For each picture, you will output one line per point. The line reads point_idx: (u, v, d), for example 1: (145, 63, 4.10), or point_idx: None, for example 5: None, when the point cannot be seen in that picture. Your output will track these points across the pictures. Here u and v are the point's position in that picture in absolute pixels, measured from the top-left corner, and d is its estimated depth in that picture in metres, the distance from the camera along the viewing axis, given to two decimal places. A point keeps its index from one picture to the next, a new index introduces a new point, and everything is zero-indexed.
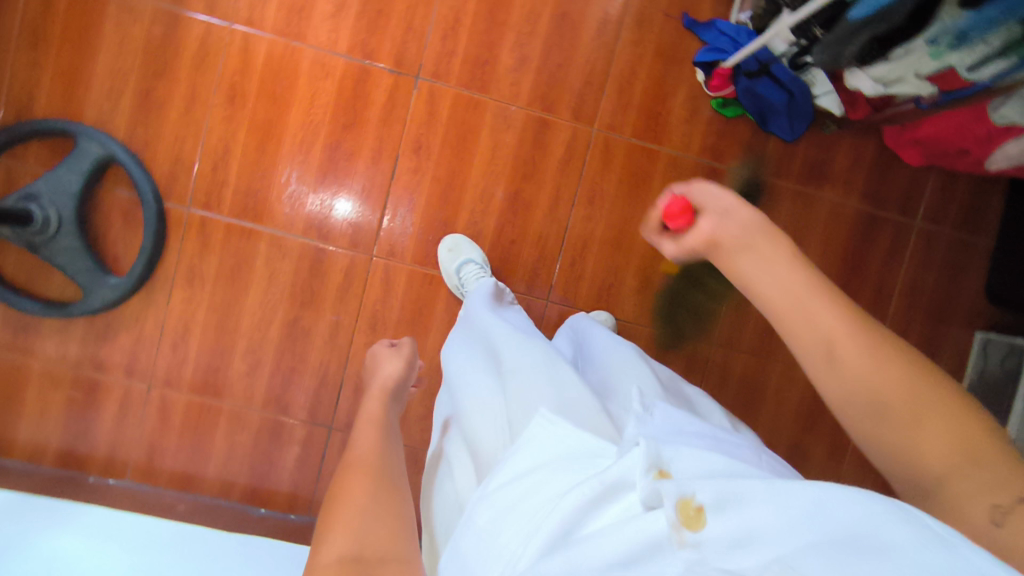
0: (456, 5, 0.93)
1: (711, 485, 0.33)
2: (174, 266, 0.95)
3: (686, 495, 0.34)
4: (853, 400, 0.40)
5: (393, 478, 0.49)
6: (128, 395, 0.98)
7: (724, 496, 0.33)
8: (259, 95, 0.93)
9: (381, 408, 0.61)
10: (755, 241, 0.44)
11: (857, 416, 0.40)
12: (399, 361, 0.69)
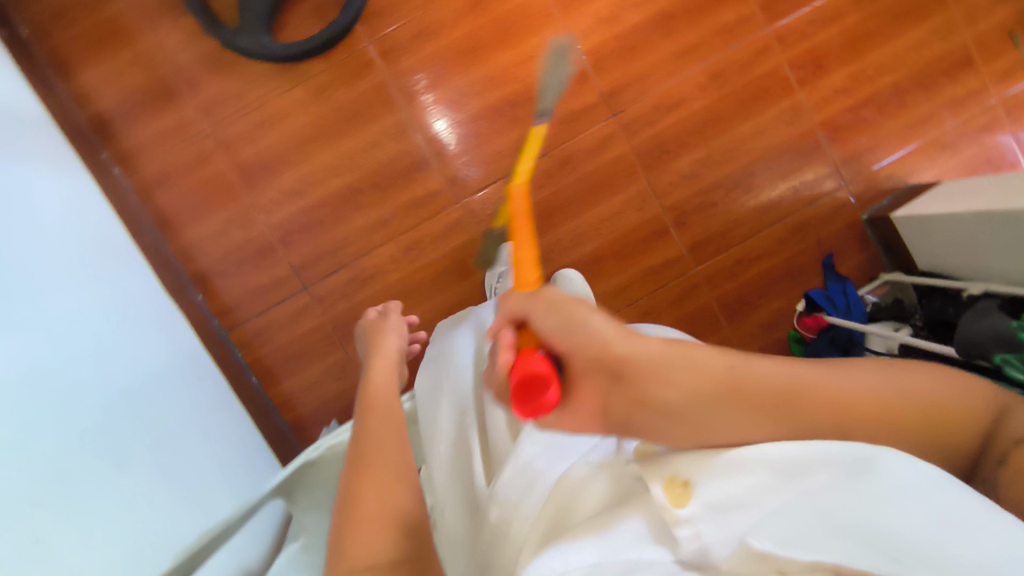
0: (687, 95, 0.98)
1: (693, 465, 0.40)
2: (316, 71, 0.96)
3: (669, 480, 0.40)
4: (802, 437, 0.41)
5: (404, 471, 0.49)
6: (188, 125, 0.96)
7: (701, 474, 0.39)
8: (496, 18, 0.96)
9: (389, 377, 0.60)
10: (608, 379, 0.42)
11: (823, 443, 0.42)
12: (396, 333, 0.70)
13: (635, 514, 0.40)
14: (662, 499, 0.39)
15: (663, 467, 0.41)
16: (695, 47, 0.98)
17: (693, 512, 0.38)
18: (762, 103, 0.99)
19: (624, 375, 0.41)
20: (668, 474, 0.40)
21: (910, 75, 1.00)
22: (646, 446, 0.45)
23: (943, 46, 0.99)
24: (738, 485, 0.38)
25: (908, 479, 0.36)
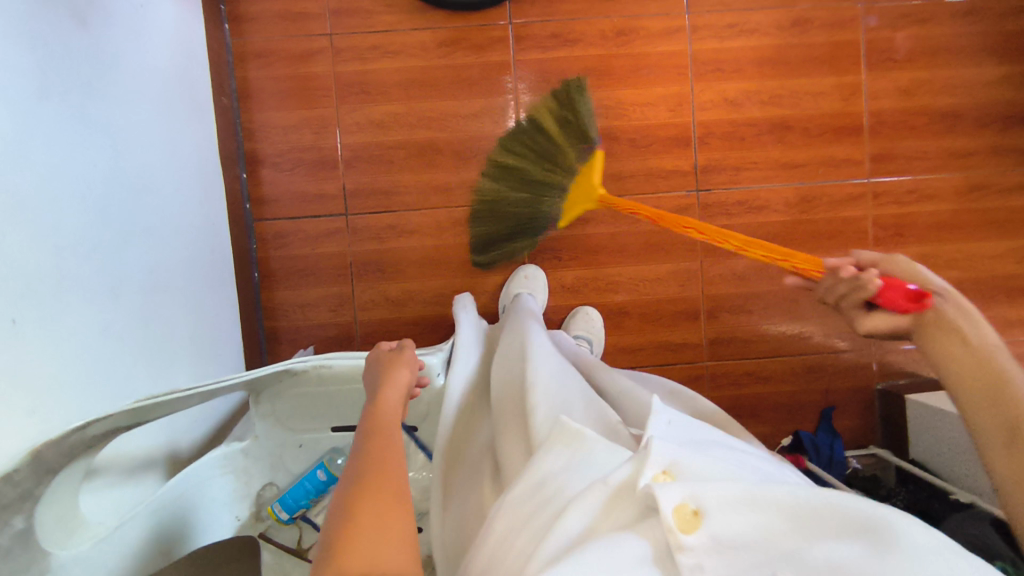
0: (770, 203, 1.00)
1: (709, 494, 0.39)
2: (449, 24, 0.97)
3: (681, 502, 0.39)
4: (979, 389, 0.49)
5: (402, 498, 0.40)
6: (311, 18, 0.97)
7: (714, 505, 0.39)
8: (632, 56, 0.98)
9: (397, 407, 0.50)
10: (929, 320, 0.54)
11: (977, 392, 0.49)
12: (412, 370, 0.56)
13: (638, 535, 0.39)
14: (671, 520, 0.38)
15: (679, 488, 0.40)
16: (796, 165, 1.00)
17: (698, 542, 0.38)
18: (833, 242, 1.01)
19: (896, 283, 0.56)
20: (681, 496, 0.40)
21: (974, 279, 1.02)
22: (664, 474, 0.43)
23: (1014, 267, 1.02)
24: (744, 522, 0.38)
25: (917, 529, 0.36)
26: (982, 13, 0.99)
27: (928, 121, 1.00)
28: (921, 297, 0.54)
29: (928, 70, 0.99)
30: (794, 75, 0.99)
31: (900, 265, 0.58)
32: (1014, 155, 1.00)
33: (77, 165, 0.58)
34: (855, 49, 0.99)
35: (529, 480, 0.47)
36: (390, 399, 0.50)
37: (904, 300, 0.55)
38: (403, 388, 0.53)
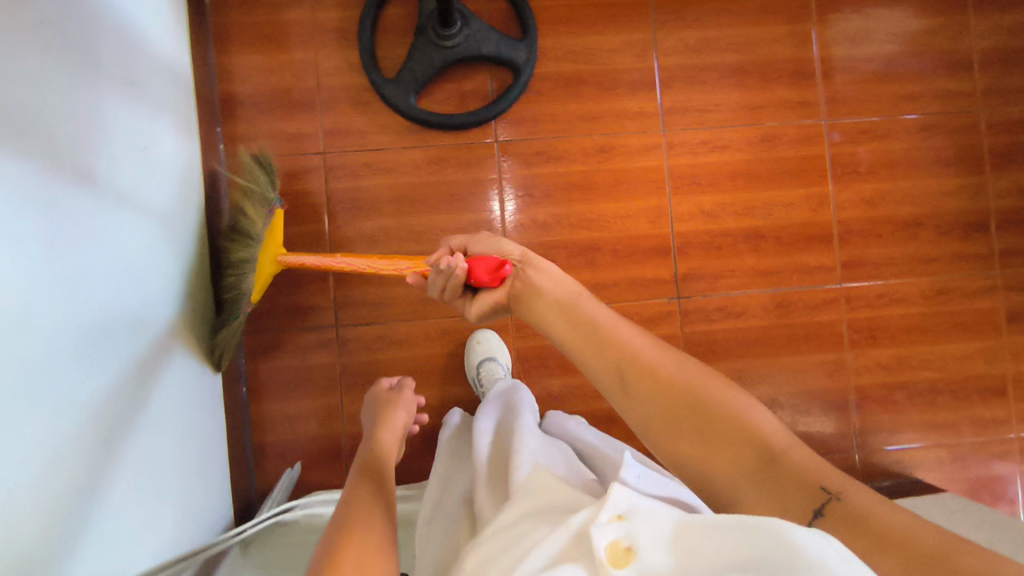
0: (749, 309, 1.04)
1: (640, 533, 0.42)
2: (439, 144, 1.01)
3: (614, 542, 0.42)
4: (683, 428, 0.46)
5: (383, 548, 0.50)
6: (306, 138, 1.01)
7: (645, 543, 0.42)
8: (614, 171, 1.03)
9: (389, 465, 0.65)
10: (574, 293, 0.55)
11: (648, 430, 0.48)
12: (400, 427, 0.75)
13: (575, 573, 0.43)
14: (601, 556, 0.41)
15: (614, 528, 0.43)
16: (772, 272, 1.04)
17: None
18: (810, 345, 1.04)
19: (654, 378, 0.48)
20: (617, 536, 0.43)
21: (946, 378, 1.06)
22: (618, 516, 0.46)
23: (983, 367, 1.06)
24: (665, 556, 0.40)
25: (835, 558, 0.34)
26: (937, 128, 1.06)
27: (893, 228, 1.05)
28: (500, 268, 0.58)
29: (890, 181, 1.05)
30: (766, 188, 1.04)
31: (546, 283, 0.57)
32: (975, 260, 1.06)
33: (79, 318, 0.59)
34: (821, 162, 1.05)
35: (493, 528, 0.57)
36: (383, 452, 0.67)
37: (487, 277, 0.58)
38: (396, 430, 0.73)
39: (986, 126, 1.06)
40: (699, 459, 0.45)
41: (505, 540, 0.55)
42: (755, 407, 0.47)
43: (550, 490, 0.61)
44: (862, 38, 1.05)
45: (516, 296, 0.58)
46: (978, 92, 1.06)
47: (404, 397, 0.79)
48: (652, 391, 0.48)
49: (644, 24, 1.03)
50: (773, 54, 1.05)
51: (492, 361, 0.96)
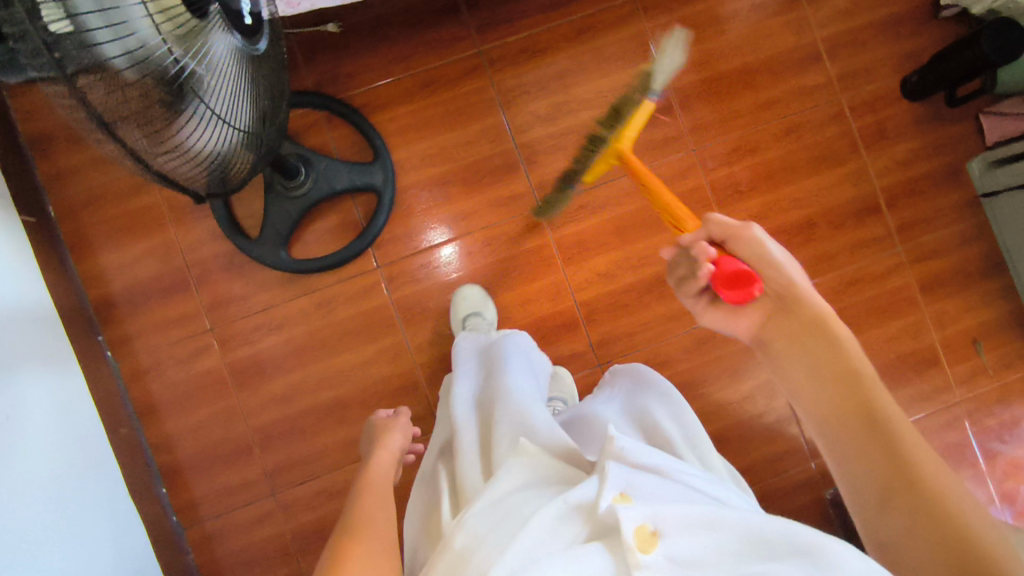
0: (671, 355, 1.03)
1: (662, 519, 0.51)
2: (323, 286, 1.00)
3: (641, 525, 0.51)
4: (850, 460, 0.49)
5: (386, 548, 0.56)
6: (190, 318, 0.98)
7: (666, 528, 0.51)
8: (503, 261, 1.02)
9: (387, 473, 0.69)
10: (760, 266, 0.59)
11: (847, 455, 0.49)
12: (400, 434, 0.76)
13: (606, 554, 0.51)
14: (631, 542, 0.49)
15: (640, 515, 0.51)
16: (684, 313, 1.03)
17: (654, 559, 0.49)
18: (742, 372, 1.04)
19: (806, 321, 0.56)
20: (637, 518, 0.51)
21: (877, 364, 1.06)
22: (622, 494, 0.54)
23: (912, 343, 1.06)
24: (691, 541, 0.50)
25: (837, 556, 0.46)
26: (805, 126, 1.05)
27: (789, 235, 1.05)
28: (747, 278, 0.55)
29: (774, 191, 1.05)
30: (657, 233, 1.03)
31: (747, 242, 0.60)
32: (876, 242, 1.06)
33: None
34: (702, 192, 1.04)
35: (488, 499, 0.57)
36: (382, 459, 0.71)
37: (725, 289, 0.56)
38: (394, 451, 0.73)
39: (852, 109, 1.06)
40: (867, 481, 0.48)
41: (498, 518, 0.55)
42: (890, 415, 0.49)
43: (533, 459, 0.61)
44: (709, 59, 1.04)
45: (771, 335, 0.58)
46: (835, 79, 1.06)
47: (396, 423, 0.77)
48: (829, 393, 0.52)
49: (492, 109, 1.03)
50: (626, 100, 1.04)
51: None
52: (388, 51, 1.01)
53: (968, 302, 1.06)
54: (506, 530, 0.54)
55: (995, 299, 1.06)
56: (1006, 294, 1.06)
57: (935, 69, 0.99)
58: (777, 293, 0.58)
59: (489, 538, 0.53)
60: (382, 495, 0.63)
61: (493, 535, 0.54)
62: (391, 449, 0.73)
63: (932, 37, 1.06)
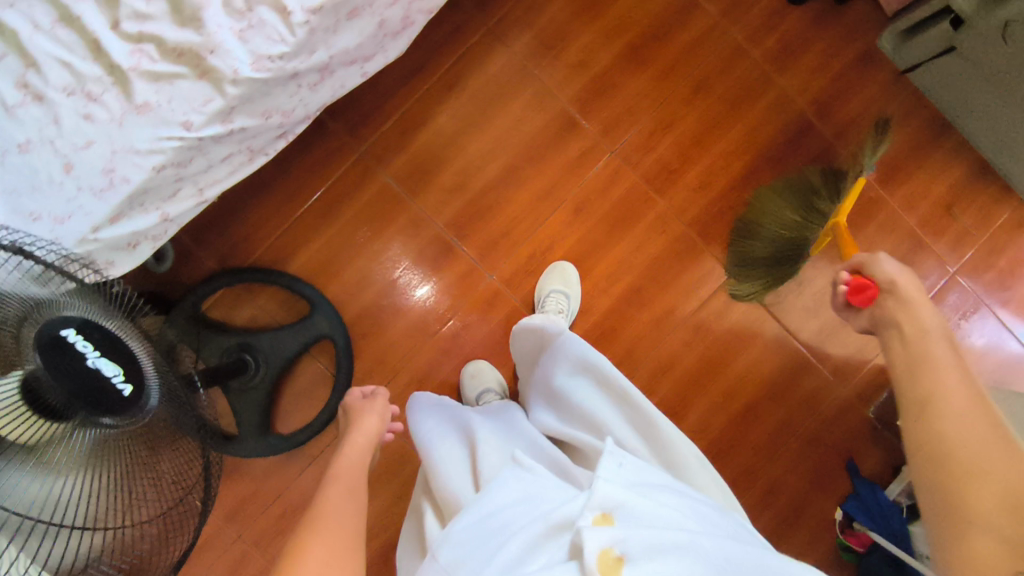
0: (677, 355, 1.01)
1: (625, 543, 0.51)
2: (324, 446, 0.97)
3: (607, 550, 0.51)
4: (972, 409, 0.56)
5: (353, 547, 0.56)
6: (211, 536, 0.95)
7: (631, 554, 0.51)
8: (480, 343, 0.99)
9: (376, 426, 0.75)
10: (927, 331, 0.64)
11: (955, 404, 0.57)
12: (376, 416, 0.76)
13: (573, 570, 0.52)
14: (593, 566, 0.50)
15: (608, 538, 0.51)
16: (671, 312, 1.01)
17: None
18: (748, 339, 1.02)
19: (919, 351, 0.63)
20: (608, 542, 0.51)
21: None
22: (602, 516, 0.54)
23: (889, 238, 1.05)
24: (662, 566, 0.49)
25: None
26: (709, 78, 1.00)
27: (736, 190, 1.02)
28: (864, 287, 0.69)
29: (704, 155, 1.01)
30: (611, 248, 1.00)
31: (888, 263, 0.69)
32: (819, 159, 1.03)
33: None
34: (638, 187, 1.00)
35: (476, 512, 0.58)
36: (356, 438, 0.73)
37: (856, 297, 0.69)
38: (369, 433, 0.74)
39: (749, 38, 1.00)
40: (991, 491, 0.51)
41: (484, 534, 0.57)
42: (992, 447, 0.53)
43: (527, 481, 0.62)
44: (590, 54, 0.98)
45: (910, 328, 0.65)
46: (719, 17, 1.00)
47: (372, 405, 0.77)
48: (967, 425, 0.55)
49: (401, 203, 0.97)
50: (527, 132, 0.98)
51: (490, 391, 0.92)
52: (276, 194, 0.96)
53: (928, 174, 1.05)
54: (492, 549, 0.56)
55: (951, 160, 1.05)
56: (959, 152, 1.05)
57: None
58: (903, 337, 0.65)
59: (473, 558, 0.56)
60: (357, 488, 0.65)
61: (476, 553, 0.56)
62: (368, 428, 0.74)
63: None
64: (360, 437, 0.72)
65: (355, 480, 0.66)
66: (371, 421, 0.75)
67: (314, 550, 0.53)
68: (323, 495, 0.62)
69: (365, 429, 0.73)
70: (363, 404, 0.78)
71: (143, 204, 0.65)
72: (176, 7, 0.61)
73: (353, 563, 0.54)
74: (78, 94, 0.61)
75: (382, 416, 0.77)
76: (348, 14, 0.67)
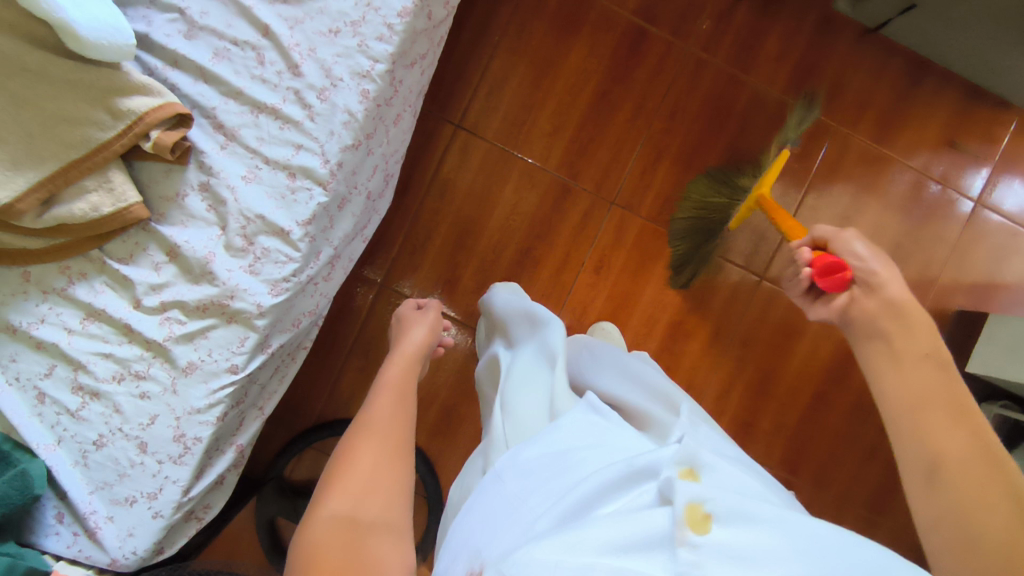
0: (735, 370, 1.03)
1: (717, 499, 0.38)
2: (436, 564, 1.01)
3: (697, 501, 0.38)
4: (903, 410, 0.48)
5: (399, 445, 0.54)
6: None
7: (726, 511, 0.37)
8: None
9: (398, 375, 0.64)
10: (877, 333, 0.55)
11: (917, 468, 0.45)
12: (424, 327, 0.73)
13: (659, 515, 0.38)
14: (680, 513, 0.37)
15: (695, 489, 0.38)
16: (716, 332, 1.02)
17: (705, 542, 0.36)
18: (797, 333, 1.03)
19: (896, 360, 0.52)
20: (695, 494, 0.38)
21: (891, 229, 1.05)
22: (688, 473, 0.42)
23: (901, 191, 1.05)
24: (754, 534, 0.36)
25: None
26: (679, 100, 1.00)
27: None
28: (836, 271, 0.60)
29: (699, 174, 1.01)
30: (641, 292, 1.01)
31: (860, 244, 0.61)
32: (810, 139, 1.03)
33: None
34: (647, 227, 1.01)
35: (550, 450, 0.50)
36: (416, 334, 0.72)
37: (821, 277, 0.61)
38: (417, 342, 0.70)
39: (705, 48, 1.00)
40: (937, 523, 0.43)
41: (553, 467, 0.48)
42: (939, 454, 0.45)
43: (609, 429, 0.53)
44: (561, 117, 0.98)
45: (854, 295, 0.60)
46: (671, 37, 0.99)
47: (421, 316, 0.75)
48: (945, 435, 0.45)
49: None
50: (524, 212, 0.99)
51: None
52: (315, 350, 0.98)
53: (919, 116, 1.04)
54: (557, 492, 0.45)
55: (938, 95, 1.04)
56: (944, 85, 1.04)
57: None
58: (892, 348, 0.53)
59: (534, 496, 0.46)
60: (403, 409, 0.58)
61: (541, 488, 0.46)
62: (416, 336, 0.71)
63: None
64: (409, 344, 0.69)
65: (401, 394, 0.61)
66: (419, 331, 0.72)
67: (358, 464, 0.51)
68: (368, 408, 0.57)
69: (411, 340, 0.69)
70: (413, 316, 0.76)
71: (218, 447, 0.68)
72: (184, 266, 0.63)
73: (389, 486, 0.50)
74: (128, 377, 0.63)
75: (432, 330, 0.74)
76: (339, 206, 0.69)
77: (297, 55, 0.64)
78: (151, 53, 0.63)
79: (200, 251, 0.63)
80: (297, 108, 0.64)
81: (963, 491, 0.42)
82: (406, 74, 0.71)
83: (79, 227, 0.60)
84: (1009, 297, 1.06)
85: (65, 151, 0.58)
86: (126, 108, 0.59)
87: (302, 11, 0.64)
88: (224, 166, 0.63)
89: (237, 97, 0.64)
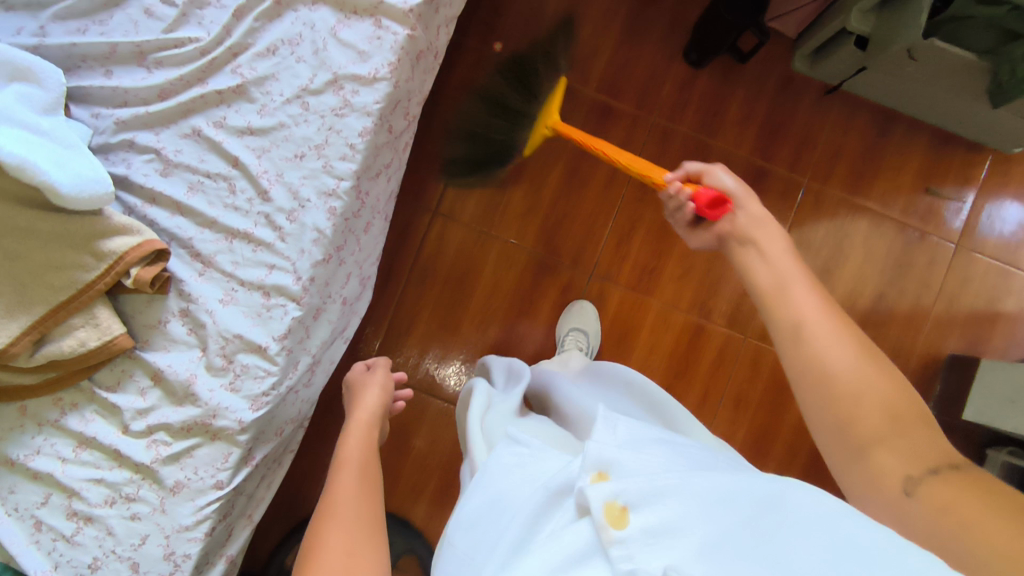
0: (729, 432, 1.02)
1: (629, 487, 0.38)
2: None
3: (612, 498, 0.38)
4: (784, 339, 0.49)
5: (367, 522, 0.49)
6: None
7: (640, 495, 0.38)
8: None
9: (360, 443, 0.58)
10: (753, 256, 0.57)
11: (796, 365, 0.48)
12: (378, 387, 0.66)
13: (580, 529, 0.39)
14: (598, 520, 0.37)
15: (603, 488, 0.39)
16: (706, 395, 1.03)
17: (630, 535, 0.36)
18: (787, 390, 1.03)
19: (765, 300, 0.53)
20: (610, 491, 0.38)
21: (873, 278, 1.06)
22: (598, 475, 0.42)
23: (880, 240, 1.06)
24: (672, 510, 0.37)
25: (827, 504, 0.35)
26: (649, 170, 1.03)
27: (718, 257, 1.03)
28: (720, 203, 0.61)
29: (674, 241, 1.03)
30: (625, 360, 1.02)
31: (723, 177, 0.64)
32: (782, 196, 1.05)
33: None
34: (627, 296, 1.03)
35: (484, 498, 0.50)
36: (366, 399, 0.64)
37: (707, 209, 0.61)
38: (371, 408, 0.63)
39: (670, 118, 1.03)
40: (826, 421, 0.45)
41: (488, 514, 0.48)
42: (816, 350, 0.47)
43: (531, 452, 0.52)
44: (533, 198, 1.02)
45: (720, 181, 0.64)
46: (636, 110, 1.03)
47: (371, 376, 0.68)
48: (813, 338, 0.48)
49: (422, 402, 1.01)
50: (505, 290, 1.02)
51: (580, 332, 0.97)
52: (310, 441, 1.01)
53: (890, 166, 1.06)
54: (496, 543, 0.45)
55: (908, 142, 1.06)
56: (913, 132, 1.06)
57: (707, 35, 0.96)
58: (759, 249, 0.57)
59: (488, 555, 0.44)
60: (370, 456, 0.57)
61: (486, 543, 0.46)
62: (370, 402, 0.64)
63: (673, 5, 1.02)
64: (364, 410, 0.62)
65: (369, 439, 0.60)
66: (372, 395, 0.65)
67: (330, 546, 0.45)
68: (339, 453, 0.56)
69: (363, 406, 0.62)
70: (363, 376, 0.69)
71: (209, 560, 0.70)
72: (168, 390, 0.66)
73: (374, 555, 0.46)
74: (119, 500, 0.65)
75: (386, 389, 0.67)
76: (314, 316, 0.72)
77: (266, 182, 0.68)
78: (131, 192, 0.67)
79: (182, 374, 0.66)
80: (268, 230, 0.68)
81: (839, 399, 0.45)
82: (373, 185, 0.74)
83: (69, 362, 0.63)
84: (1003, 338, 1.06)
85: (52, 294, 0.62)
86: (107, 249, 0.62)
87: (268, 139, 0.68)
88: (202, 292, 0.67)
89: (211, 225, 0.68)
